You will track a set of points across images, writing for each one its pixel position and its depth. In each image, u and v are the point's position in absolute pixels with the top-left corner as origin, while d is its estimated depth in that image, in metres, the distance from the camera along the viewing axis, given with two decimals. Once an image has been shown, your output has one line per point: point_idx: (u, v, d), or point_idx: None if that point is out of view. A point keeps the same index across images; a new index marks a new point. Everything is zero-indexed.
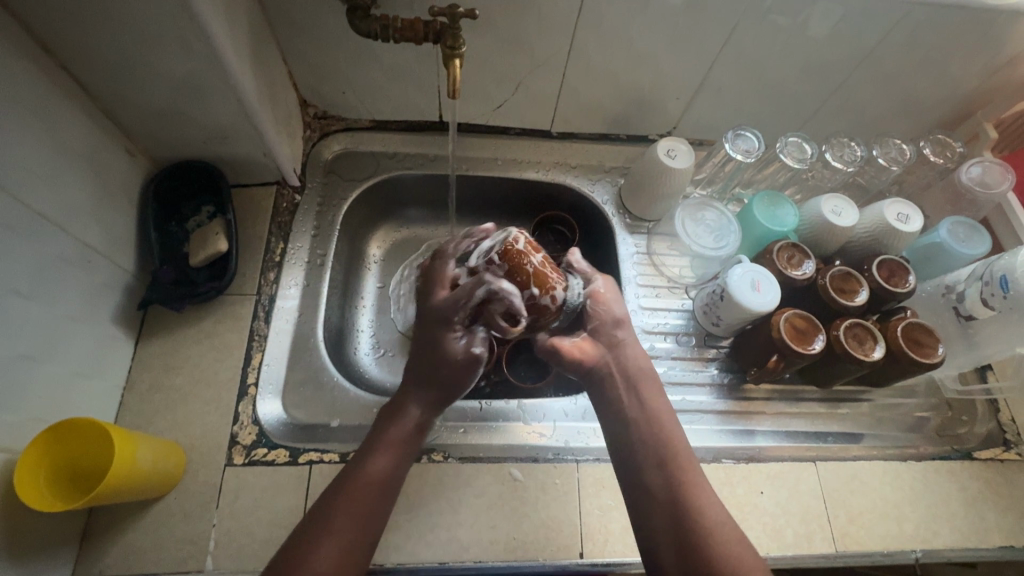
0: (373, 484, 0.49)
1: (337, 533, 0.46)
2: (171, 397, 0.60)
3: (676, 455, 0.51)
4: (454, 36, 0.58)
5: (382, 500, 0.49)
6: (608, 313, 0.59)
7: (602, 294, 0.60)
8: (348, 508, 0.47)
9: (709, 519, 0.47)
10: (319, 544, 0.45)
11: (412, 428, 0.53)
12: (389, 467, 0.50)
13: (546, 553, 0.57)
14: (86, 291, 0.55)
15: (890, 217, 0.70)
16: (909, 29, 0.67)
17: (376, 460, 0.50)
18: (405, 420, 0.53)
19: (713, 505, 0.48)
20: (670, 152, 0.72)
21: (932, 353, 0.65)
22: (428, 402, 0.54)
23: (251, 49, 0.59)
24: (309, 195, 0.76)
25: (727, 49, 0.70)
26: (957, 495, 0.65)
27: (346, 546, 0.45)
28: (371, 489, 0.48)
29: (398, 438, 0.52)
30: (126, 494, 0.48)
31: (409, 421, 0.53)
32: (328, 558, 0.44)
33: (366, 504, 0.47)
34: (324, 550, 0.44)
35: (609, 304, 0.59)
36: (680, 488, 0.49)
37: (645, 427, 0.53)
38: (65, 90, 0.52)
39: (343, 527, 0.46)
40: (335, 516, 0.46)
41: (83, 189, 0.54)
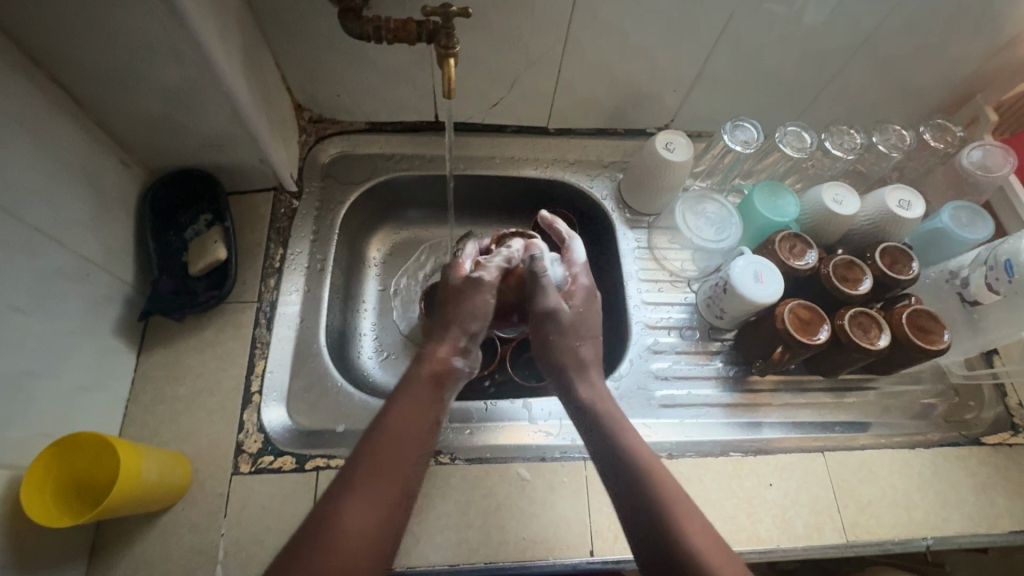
0: (396, 441, 0.49)
1: (366, 491, 0.45)
2: (176, 408, 0.59)
3: (651, 469, 0.50)
4: (447, 35, 0.57)
5: (406, 456, 0.49)
6: (579, 333, 0.63)
7: (578, 310, 0.64)
8: (374, 467, 0.47)
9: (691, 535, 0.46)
10: (346, 506, 0.44)
11: (432, 379, 0.55)
12: (411, 424, 0.51)
13: (556, 552, 0.57)
14: (86, 304, 0.55)
15: (891, 204, 0.70)
16: (905, 14, 0.66)
17: (397, 419, 0.50)
18: (423, 373, 0.55)
19: (692, 512, 0.47)
20: (669, 145, 0.72)
21: (938, 339, 0.64)
22: (454, 347, 0.59)
23: (244, 54, 0.59)
24: (306, 199, 0.75)
25: (723, 39, 0.69)
26: (966, 481, 0.65)
27: (380, 500, 0.46)
28: (395, 444, 0.49)
29: (416, 394, 0.53)
30: (126, 508, 0.46)
31: (430, 377, 0.55)
32: (356, 521, 0.44)
33: (393, 457, 0.48)
34: (352, 510, 0.44)
35: (581, 319, 0.64)
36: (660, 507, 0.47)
37: (615, 450, 0.53)
38: (57, 102, 0.52)
39: (372, 483, 0.46)
40: (363, 477, 0.46)
41: (80, 201, 0.54)
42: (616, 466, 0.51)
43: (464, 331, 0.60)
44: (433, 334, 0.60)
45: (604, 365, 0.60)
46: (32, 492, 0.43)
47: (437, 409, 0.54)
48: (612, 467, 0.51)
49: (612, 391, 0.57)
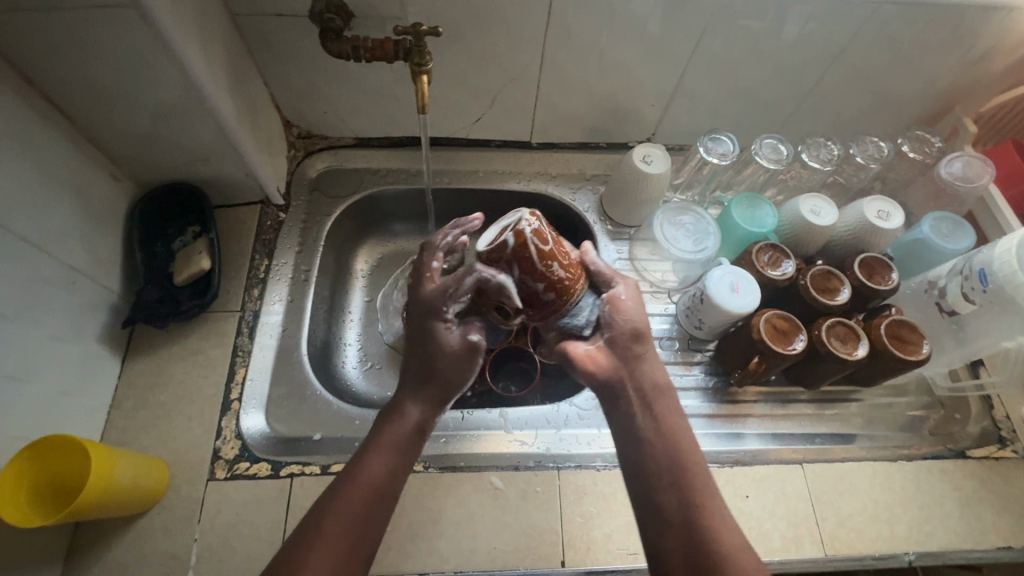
0: (370, 488, 0.46)
1: (331, 544, 0.43)
2: (156, 413, 0.61)
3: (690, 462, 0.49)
4: (420, 53, 0.59)
5: (378, 504, 0.47)
6: (629, 325, 0.54)
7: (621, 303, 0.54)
8: (344, 511, 0.45)
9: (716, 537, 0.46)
10: (312, 553, 0.43)
11: (411, 428, 0.50)
12: (389, 467, 0.48)
13: (527, 562, 0.56)
14: (71, 311, 0.57)
15: (870, 214, 0.70)
16: (877, 28, 0.67)
17: (374, 463, 0.48)
18: (404, 419, 0.51)
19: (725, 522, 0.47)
20: (647, 157, 0.73)
21: (916, 350, 0.64)
22: (427, 398, 0.52)
23: (228, 72, 0.61)
24: (293, 212, 0.77)
25: (697, 54, 0.71)
26: (951, 495, 0.64)
27: (341, 554, 0.43)
28: (368, 491, 0.46)
29: (394, 437, 0.50)
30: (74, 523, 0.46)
31: (409, 422, 0.51)
32: (320, 568, 0.42)
33: (364, 507, 0.46)
34: (316, 558, 0.43)
35: (630, 316, 0.54)
36: (692, 506, 0.47)
37: (655, 438, 0.50)
38: (50, 119, 0.54)
39: (341, 534, 0.44)
40: (330, 521, 0.44)
41: (69, 213, 0.56)
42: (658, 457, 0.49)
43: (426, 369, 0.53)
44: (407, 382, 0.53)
45: (647, 362, 0.54)
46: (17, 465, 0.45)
47: (410, 460, 0.50)
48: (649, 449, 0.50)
49: (654, 386, 0.53)
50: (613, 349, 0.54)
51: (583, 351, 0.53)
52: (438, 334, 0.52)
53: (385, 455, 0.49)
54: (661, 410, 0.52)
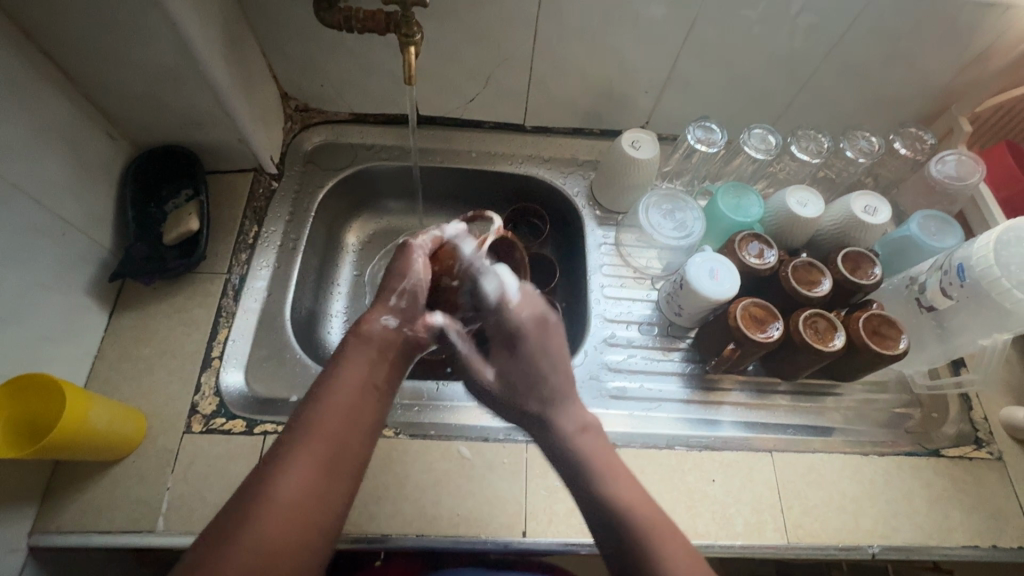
0: (347, 401, 0.43)
1: (305, 458, 0.40)
2: (139, 366, 0.63)
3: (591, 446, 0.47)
4: (409, 23, 0.60)
5: (357, 425, 0.42)
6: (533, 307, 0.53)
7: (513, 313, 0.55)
8: (319, 432, 0.41)
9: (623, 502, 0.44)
10: (281, 477, 0.39)
11: (385, 339, 0.46)
12: (365, 380, 0.44)
13: (489, 530, 0.57)
14: (61, 262, 0.59)
15: (857, 209, 0.70)
16: (872, 20, 0.67)
17: (350, 374, 0.44)
18: (375, 331, 0.46)
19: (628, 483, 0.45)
20: (635, 143, 0.74)
21: (893, 344, 0.64)
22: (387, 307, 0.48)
23: (224, 39, 0.63)
24: (286, 182, 0.79)
25: (690, 41, 0.71)
26: (920, 492, 0.63)
27: (316, 479, 0.39)
28: (348, 406, 0.42)
29: (370, 348, 0.46)
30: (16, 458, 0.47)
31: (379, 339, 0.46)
32: (291, 493, 0.38)
33: (343, 416, 0.42)
34: (285, 482, 0.38)
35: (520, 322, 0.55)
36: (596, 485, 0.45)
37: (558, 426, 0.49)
38: (48, 74, 0.56)
39: (313, 459, 0.40)
40: (301, 445, 0.40)
41: (63, 166, 0.58)
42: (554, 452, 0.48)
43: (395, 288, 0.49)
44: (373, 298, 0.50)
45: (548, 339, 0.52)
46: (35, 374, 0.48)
47: (392, 376, 0.46)
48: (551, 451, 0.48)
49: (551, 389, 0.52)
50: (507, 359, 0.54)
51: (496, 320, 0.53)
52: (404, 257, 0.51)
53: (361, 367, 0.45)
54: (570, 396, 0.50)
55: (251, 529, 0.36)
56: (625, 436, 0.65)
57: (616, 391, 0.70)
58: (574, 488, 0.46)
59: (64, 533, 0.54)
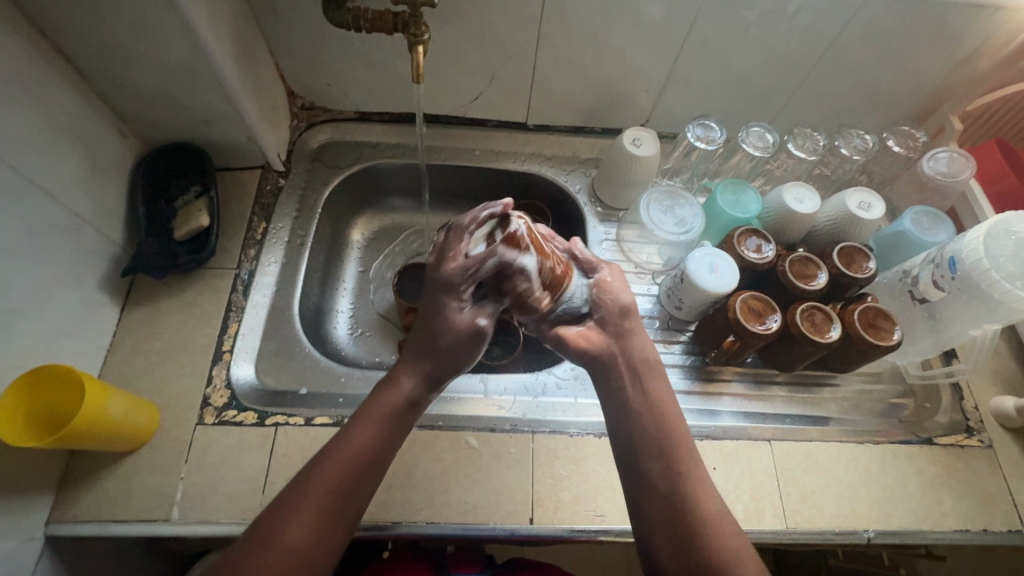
0: (356, 455, 0.47)
1: (312, 509, 0.44)
2: (151, 360, 0.64)
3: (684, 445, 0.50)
4: (417, 23, 0.61)
5: (361, 479, 0.47)
6: (615, 303, 0.55)
7: (608, 285, 0.56)
8: (328, 481, 0.46)
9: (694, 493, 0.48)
10: (291, 521, 0.43)
11: (404, 401, 0.50)
12: (374, 440, 0.48)
13: (497, 517, 0.59)
14: (75, 257, 0.60)
15: (851, 204, 0.72)
16: (865, 21, 0.69)
17: (360, 432, 0.48)
18: (397, 391, 0.51)
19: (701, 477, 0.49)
20: (636, 140, 0.75)
21: (888, 335, 0.66)
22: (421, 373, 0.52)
23: (234, 38, 0.64)
24: (293, 179, 0.80)
25: (689, 41, 0.72)
26: (914, 478, 0.65)
27: (318, 526, 0.44)
28: (354, 462, 0.47)
29: (385, 408, 0.50)
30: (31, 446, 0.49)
31: (401, 393, 0.51)
32: (296, 536, 0.43)
33: (349, 473, 0.46)
34: (294, 525, 0.43)
35: (614, 295, 0.55)
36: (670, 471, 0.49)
37: (648, 416, 0.51)
38: (61, 71, 0.57)
39: (319, 507, 0.45)
40: (313, 489, 0.45)
41: (77, 163, 0.59)
42: (646, 442, 0.50)
43: (433, 343, 0.51)
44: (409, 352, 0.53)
45: (635, 337, 0.55)
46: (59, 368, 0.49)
47: (401, 435, 0.51)
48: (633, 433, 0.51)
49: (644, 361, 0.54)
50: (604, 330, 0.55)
51: (575, 332, 0.54)
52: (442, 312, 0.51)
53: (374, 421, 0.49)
54: (654, 389, 0.53)
55: (258, 572, 0.41)
56: None
57: None
58: (637, 466, 0.50)
59: (80, 522, 0.55)
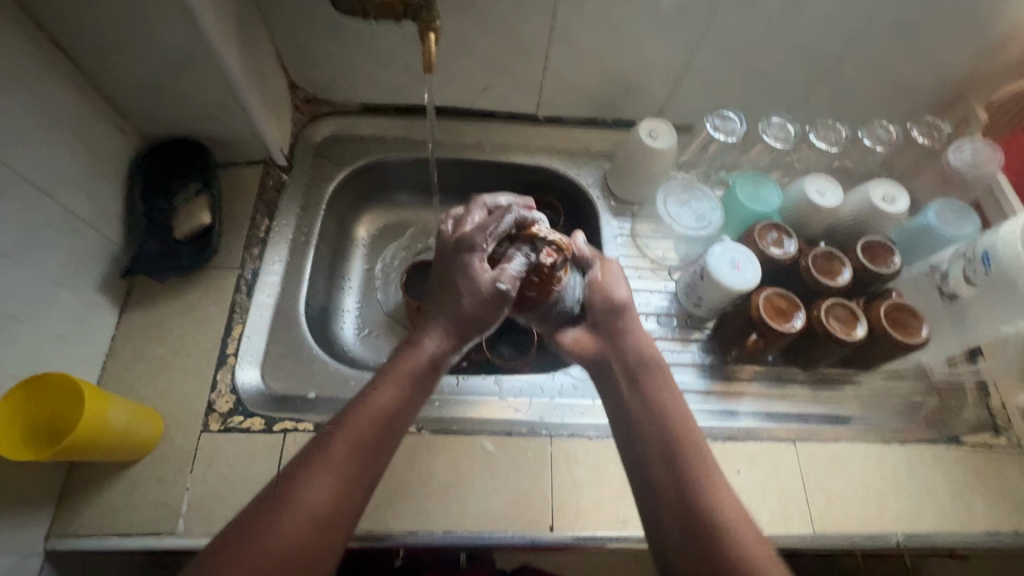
0: (377, 416, 0.48)
1: (333, 469, 0.45)
2: (153, 365, 0.61)
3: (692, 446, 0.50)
4: (429, 10, 0.58)
5: (384, 438, 0.47)
6: (606, 300, 0.60)
7: (598, 282, 0.61)
8: (350, 440, 0.46)
9: (710, 498, 0.47)
10: (312, 480, 0.44)
11: (425, 362, 0.51)
12: (396, 405, 0.49)
13: (516, 525, 0.57)
14: (72, 258, 0.57)
15: (875, 198, 0.70)
16: (892, 8, 0.66)
17: (383, 396, 0.48)
18: (419, 353, 0.51)
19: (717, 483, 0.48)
20: (653, 132, 0.73)
21: (916, 333, 0.63)
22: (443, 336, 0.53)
23: (236, 27, 0.61)
24: (296, 175, 0.77)
25: (709, 29, 0.70)
26: (942, 480, 0.64)
27: (341, 484, 0.44)
28: (376, 421, 0.47)
29: (409, 370, 0.50)
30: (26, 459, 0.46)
31: (422, 355, 0.52)
32: (318, 496, 0.43)
33: (372, 435, 0.47)
34: (316, 485, 0.44)
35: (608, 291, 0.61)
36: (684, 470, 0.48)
37: (648, 416, 0.52)
38: (55, 63, 0.54)
39: (341, 465, 0.45)
40: (333, 448, 0.45)
41: (73, 159, 0.56)
42: (650, 437, 0.51)
43: (456, 310, 0.53)
44: (432, 317, 0.54)
45: (627, 334, 0.59)
46: (76, 381, 0.47)
47: (422, 395, 0.51)
48: (641, 433, 0.51)
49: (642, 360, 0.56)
50: (598, 331, 0.60)
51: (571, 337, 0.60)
52: (467, 271, 0.54)
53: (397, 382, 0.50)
54: (651, 389, 0.54)
55: (270, 537, 0.41)
56: None
57: None
58: (649, 466, 0.49)
59: (82, 536, 0.53)
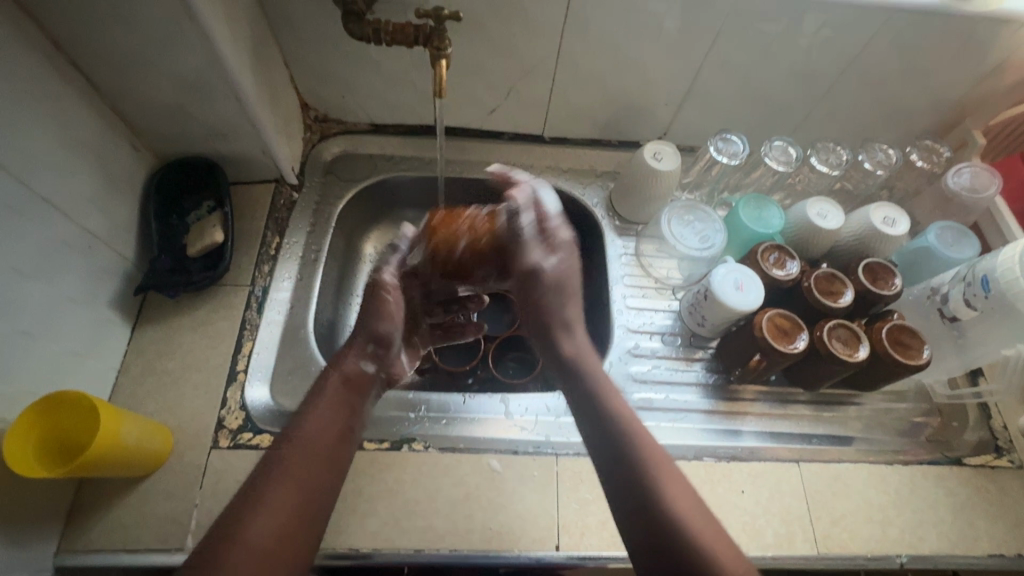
0: (313, 445, 0.48)
1: (274, 502, 0.43)
2: (163, 381, 0.62)
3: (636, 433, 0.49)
4: (441, 38, 0.60)
5: (323, 460, 0.47)
6: (552, 295, 0.58)
7: (550, 274, 0.58)
8: (288, 472, 0.45)
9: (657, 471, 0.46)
10: (253, 517, 0.42)
11: (347, 381, 0.54)
12: (324, 424, 0.50)
13: (521, 544, 0.57)
14: (87, 275, 0.58)
15: (876, 220, 0.71)
16: (890, 36, 0.68)
17: (311, 421, 0.49)
18: (342, 374, 0.54)
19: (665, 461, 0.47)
20: (657, 154, 0.74)
21: (917, 354, 0.64)
22: (365, 352, 0.58)
23: (251, 50, 0.63)
24: (307, 193, 0.78)
25: (711, 54, 0.72)
26: (945, 501, 0.64)
27: (285, 513, 0.43)
28: (313, 447, 0.48)
29: (333, 396, 0.52)
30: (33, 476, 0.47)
31: (345, 375, 0.55)
32: (264, 529, 0.41)
33: (309, 461, 0.46)
34: (259, 521, 0.41)
35: (552, 287, 0.58)
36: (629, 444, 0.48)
37: (591, 399, 0.52)
38: (77, 86, 0.55)
39: (284, 496, 0.43)
40: (271, 482, 0.44)
41: (90, 178, 0.57)
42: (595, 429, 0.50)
43: (370, 334, 0.59)
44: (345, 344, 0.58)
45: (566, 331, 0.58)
46: (93, 398, 0.47)
47: (352, 418, 0.53)
48: (588, 415, 0.51)
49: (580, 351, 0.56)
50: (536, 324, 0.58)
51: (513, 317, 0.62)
52: (380, 302, 0.60)
53: (326, 412, 0.51)
54: (593, 374, 0.54)
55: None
56: None
57: (643, 403, 0.70)
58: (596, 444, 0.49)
59: (91, 552, 0.53)
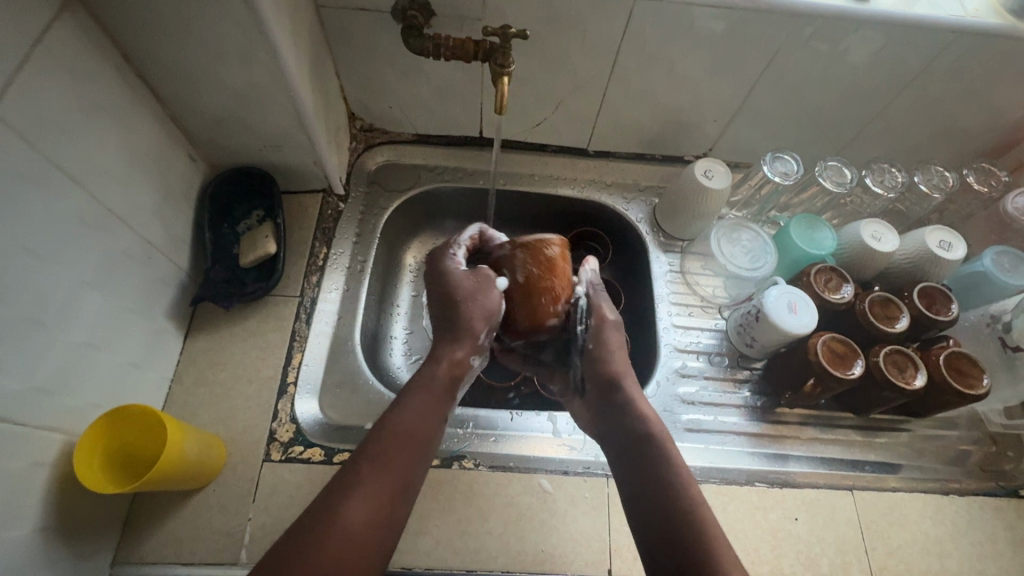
0: (409, 431, 0.48)
1: (370, 489, 0.43)
2: (215, 392, 0.62)
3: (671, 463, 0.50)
4: (504, 54, 0.60)
5: (421, 449, 0.48)
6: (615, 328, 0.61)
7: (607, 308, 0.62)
8: (382, 460, 0.45)
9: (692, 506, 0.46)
10: (348, 502, 0.42)
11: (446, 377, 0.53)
12: (423, 411, 0.50)
13: (574, 568, 0.56)
14: (145, 286, 0.58)
15: (932, 243, 0.69)
16: (952, 58, 0.67)
17: (410, 411, 0.49)
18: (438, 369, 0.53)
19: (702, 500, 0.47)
20: (707, 172, 0.73)
21: (977, 384, 0.63)
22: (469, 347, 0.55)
23: (308, 62, 0.62)
24: (352, 204, 0.78)
25: (767, 73, 0.71)
26: (1003, 534, 0.63)
27: (380, 502, 0.43)
28: (416, 432, 0.48)
29: (431, 386, 0.52)
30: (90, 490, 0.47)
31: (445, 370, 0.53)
32: (357, 519, 0.42)
33: (411, 453, 0.47)
34: (353, 506, 0.42)
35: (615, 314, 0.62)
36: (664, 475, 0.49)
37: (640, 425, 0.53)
38: (142, 97, 0.56)
39: (377, 485, 0.44)
40: (366, 471, 0.44)
41: (151, 189, 0.57)
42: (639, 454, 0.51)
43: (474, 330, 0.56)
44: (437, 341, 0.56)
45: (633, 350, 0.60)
46: (157, 412, 0.48)
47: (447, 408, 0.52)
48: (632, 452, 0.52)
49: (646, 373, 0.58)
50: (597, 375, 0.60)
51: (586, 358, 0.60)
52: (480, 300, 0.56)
53: (425, 403, 0.50)
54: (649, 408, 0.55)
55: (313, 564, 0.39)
56: (701, 471, 0.64)
57: (690, 424, 0.69)
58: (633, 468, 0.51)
59: (146, 564, 0.53)
